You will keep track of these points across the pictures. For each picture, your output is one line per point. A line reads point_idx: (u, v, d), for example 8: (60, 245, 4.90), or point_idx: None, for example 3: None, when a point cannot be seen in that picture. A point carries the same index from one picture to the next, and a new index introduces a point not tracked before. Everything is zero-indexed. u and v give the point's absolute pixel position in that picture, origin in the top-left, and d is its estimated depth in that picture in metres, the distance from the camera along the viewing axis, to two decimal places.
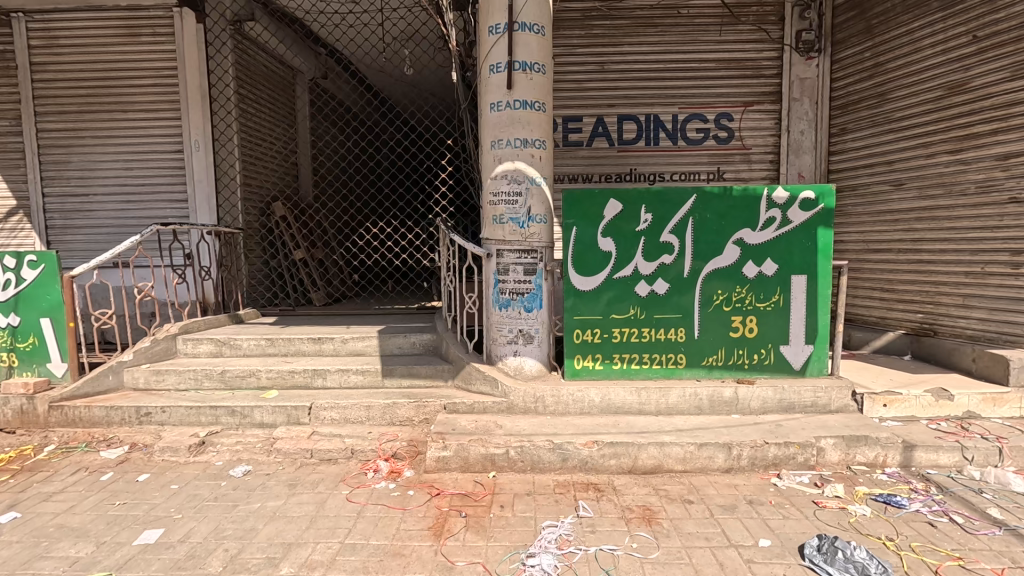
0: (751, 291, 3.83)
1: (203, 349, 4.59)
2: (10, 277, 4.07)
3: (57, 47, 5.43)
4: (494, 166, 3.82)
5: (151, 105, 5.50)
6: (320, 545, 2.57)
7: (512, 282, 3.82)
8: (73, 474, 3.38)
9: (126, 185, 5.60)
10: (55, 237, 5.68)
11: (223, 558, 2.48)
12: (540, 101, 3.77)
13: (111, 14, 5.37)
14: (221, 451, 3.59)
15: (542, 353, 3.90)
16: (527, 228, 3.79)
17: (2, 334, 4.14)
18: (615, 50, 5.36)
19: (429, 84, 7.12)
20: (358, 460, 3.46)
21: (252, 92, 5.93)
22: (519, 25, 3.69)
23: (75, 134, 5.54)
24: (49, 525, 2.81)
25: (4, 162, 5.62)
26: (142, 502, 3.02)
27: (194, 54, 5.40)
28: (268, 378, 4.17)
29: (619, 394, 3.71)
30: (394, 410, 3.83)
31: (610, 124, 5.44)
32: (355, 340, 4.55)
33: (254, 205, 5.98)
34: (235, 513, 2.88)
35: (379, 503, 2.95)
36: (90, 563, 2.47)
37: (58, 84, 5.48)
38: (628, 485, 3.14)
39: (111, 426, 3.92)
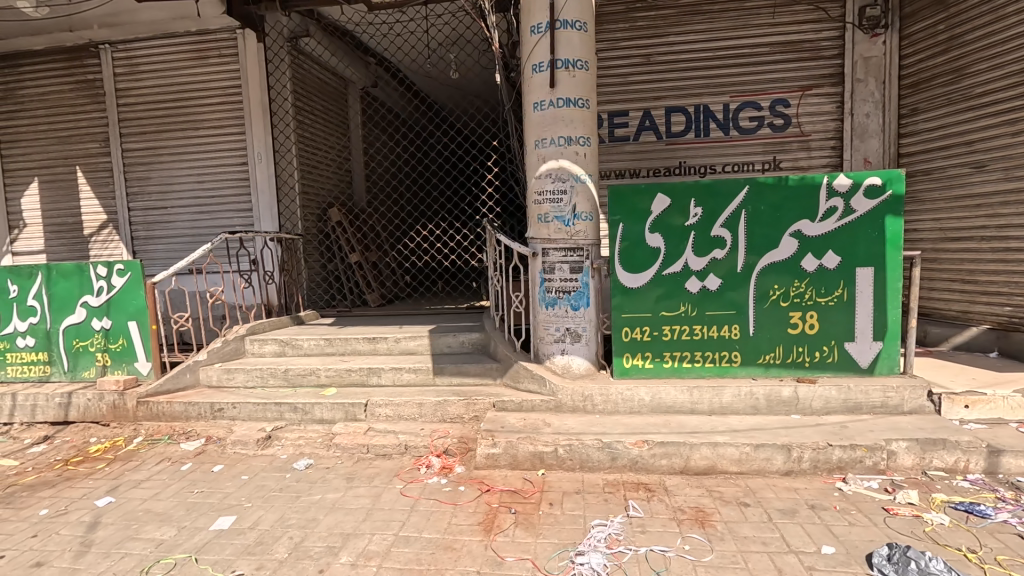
0: (811, 286, 3.63)
1: (268, 349, 4.88)
2: (103, 284, 4.50)
3: (138, 73, 5.94)
4: (538, 165, 3.83)
5: (219, 122, 5.91)
6: (376, 537, 2.68)
7: (558, 281, 3.82)
8: (157, 464, 3.70)
9: (199, 198, 6.05)
10: (139, 247, 6.21)
11: (288, 544, 2.65)
12: (584, 98, 3.75)
13: (182, 39, 5.81)
14: (286, 445, 3.82)
15: (590, 352, 3.88)
16: (573, 226, 3.78)
17: (97, 336, 4.59)
18: (662, 41, 5.23)
19: (474, 86, 7.23)
20: (411, 456, 3.58)
21: (308, 103, 6.24)
22: (560, 23, 3.68)
23: (155, 152, 6.04)
24: (139, 509, 3.09)
25: (95, 181, 6.20)
26: (217, 490, 3.27)
27: (255, 71, 5.74)
28: (327, 376, 4.38)
29: (670, 393, 3.63)
30: (445, 407, 3.93)
31: (657, 117, 5.32)
32: (407, 339, 4.70)
33: (312, 212, 6.29)
34: (298, 503, 3.06)
35: (432, 498, 3.04)
36: (173, 546, 2.69)
37: (140, 107, 5.99)
38: (680, 486, 3.07)
39: (190, 421, 4.25)
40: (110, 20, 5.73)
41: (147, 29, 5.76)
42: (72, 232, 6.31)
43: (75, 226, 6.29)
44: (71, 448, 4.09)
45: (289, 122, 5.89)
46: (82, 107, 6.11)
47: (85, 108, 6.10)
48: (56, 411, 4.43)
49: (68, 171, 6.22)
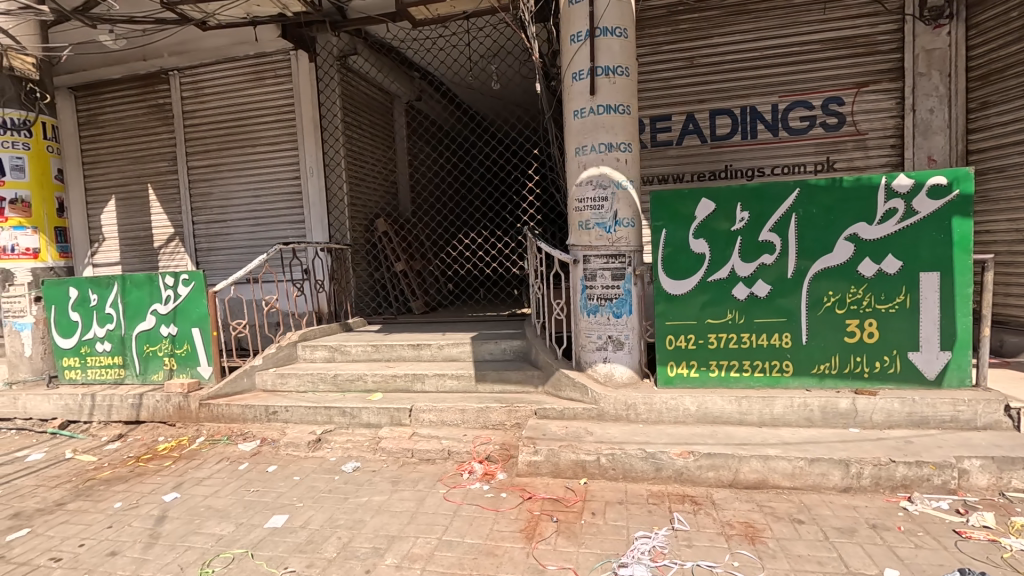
0: (869, 292, 3.45)
1: (319, 355, 5.09)
2: (170, 293, 4.83)
3: (203, 96, 6.36)
4: (579, 173, 3.83)
5: (274, 139, 6.24)
6: (420, 540, 2.73)
7: (600, 288, 3.80)
8: (217, 463, 3.91)
9: (256, 211, 6.39)
10: (202, 258, 6.62)
11: (337, 544, 2.74)
12: (624, 104, 3.73)
13: (241, 62, 6.18)
14: (335, 448, 3.96)
15: (633, 360, 3.82)
16: (615, 233, 3.75)
17: (164, 342, 4.93)
18: (705, 43, 5.13)
19: (515, 95, 7.33)
20: (454, 461, 3.63)
21: (356, 118, 6.48)
22: (600, 31, 3.69)
23: (216, 169, 6.43)
24: (201, 505, 3.28)
25: (164, 197, 6.67)
26: (271, 490, 3.43)
27: (308, 90, 6.03)
28: (374, 382, 4.52)
29: (717, 402, 3.53)
30: (487, 413, 3.96)
31: (701, 121, 5.21)
32: (450, 346, 4.78)
33: (360, 223, 6.52)
34: (346, 504, 3.16)
35: (474, 503, 3.08)
36: (231, 541, 2.84)
37: (204, 128, 6.42)
38: (728, 499, 2.97)
39: (247, 422, 4.47)
40: (178, 48, 6.18)
41: (210, 54, 6.18)
42: (144, 245, 6.80)
43: (146, 239, 6.79)
44: (142, 446, 4.39)
45: (339, 137, 6.15)
46: (153, 129, 6.60)
47: (156, 131, 6.59)
48: (129, 411, 4.77)
49: (141, 189, 6.72)
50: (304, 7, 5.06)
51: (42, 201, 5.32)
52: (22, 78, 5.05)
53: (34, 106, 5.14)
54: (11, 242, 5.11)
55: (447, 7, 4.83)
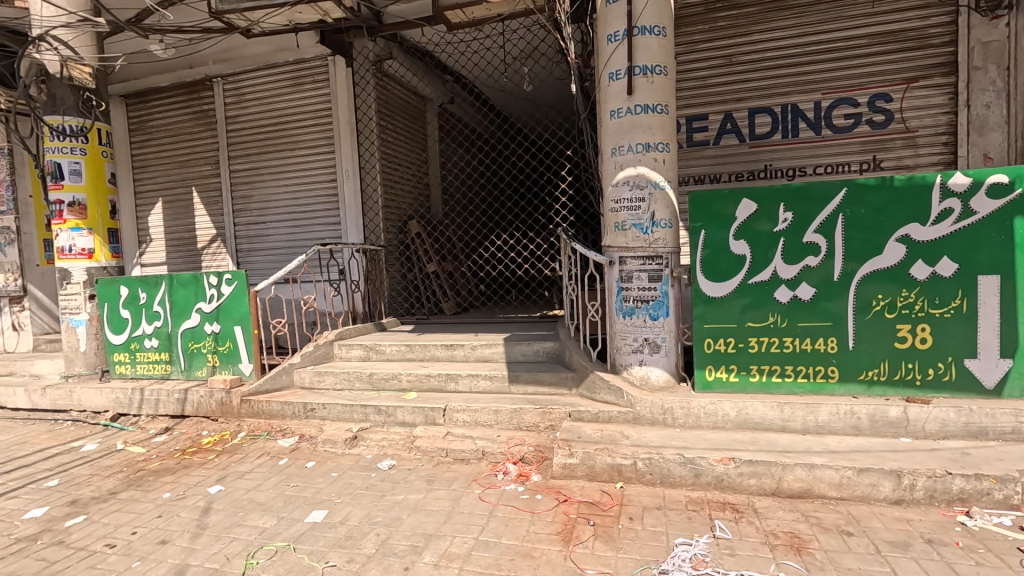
0: (922, 295, 3.30)
1: (354, 354, 5.18)
2: (214, 293, 5.00)
3: (245, 102, 6.57)
4: (615, 173, 3.80)
5: (312, 143, 6.40)
6: (457, 539, 2.74)
7: (636, 290, 3.75)
8: (258, 458, 4.02)
9: (294, 213, 6.56)
10: (242, 258, 6.83)
11: (375, 541, 2.77)
12: (662, 103, 3.68)
13: (281, 68, 6.36)
14: (370, 446, 4.02)
15: (669, 363, 3.76)
16: (652, 234, 3.70)
17: (208, 339, 5.10)
18: (744, 40, 5.02)
19: (548, 96, 7.33)
20: (489, 462, 3.64)
21: (391, 121, 6.59)
22: (638, 30, 3.64)
23: (256, 172, 6.63)
24: (243, 498, 3.38)
25: (208, 200, 6.91)
26: (310, 485, 3.50)
27: (344, 94, 6.15)
28: (408, 381, 4.57)
29: (758, 409, 3.43)
30: (521, 415, 3.96)
31: (739, 119, 5.10)
32: (482, 347, 4.80)
33: (393, 224, 6.62)
34: (383, 502, 3.20)
35: (509, 504, 3.07)
36: (274, 534, 2.91)
37: (245, 132, 6.62)
38: (771, 508, 2.89)
39: (285, 419, 4.58)
40: (222, 56, 6.41)
41: (252, 61, 6.38)
42: (189, 246, 7.06)
43: (190, 240, 7.04)
44: (187, 439, 4.56)
45: (374, 140, 6.26)
46: (198, 134, 6.85)
47: (200, 136, 6.84)
48: (174, 406, 4.95)
49: (186, 192, 6.98)
50: (344, 13, 5.16)
51: (97, 204, 5.44)
52: (80, 87, 5.28)
53: (90, 113, 5.35)
54: (70, 243, 5.34)
55: (483, 10, 4.84)
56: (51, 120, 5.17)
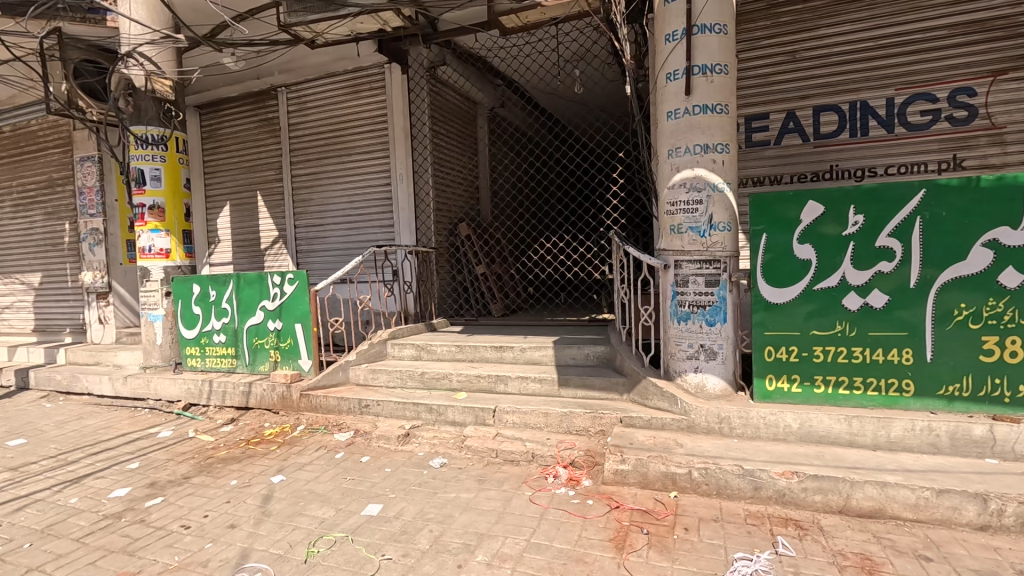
0: (1012, 305, 3.05)
1: (406, 353, 5.32)
2: (277, 292, 5.25)
3: (306, 109, 6.88)
4: (672, 175, 3.72)
5: (368, 148, 6.62)
6: (509, 540, 2.76)
7: (692, 295, 3.65)
8: (317, 450, 4.19)
9: (350, 216, 6.81)
10: (302, 259, 7.15)
11: (429, 537, 2.83)
12: (722, 103, 3.58)
13: (341, 77, 6.62)
14: (422, 443, 4.11)
15: (726, 371, 3.64)
16: (709, 237, 3.60)
17: (271, 336, 5.36)
18: (809, 36, 4.80)
19: (598, 97, 7.27)
20: (539, 464, 3.64)
21: (443, 126, 6.73)
22: (698, 28, 3.55)
23: (316, 177, 6.93)
24: (304, 488, 3.53)
25: (271, 203, 7.28)
26: (365, 479, 3.62)
27: (400, 101, 6.32)
28: (458, 381, 4.64)
29: (823, 421, 3.27)
30: (571, 419, 3.93)
31: (802, 118, 4.89)
32: (532, 349, 4.81)
33: (444, 227, 6.75)
34: (436, 499, 3.26)
35: (561, 508, 3.06)
36: (332, 525, 3.02)
37: (306, 139, 6.94)
38: (838, 527, 2.74)
39: (341, 414, 4.75)
40: (286, 67, 6.74)
41: (314, 71, 6.67)
42: (253, 247, 7.46)
43: (254, 241, 7.44)
44: (251, 430, 4.81)
45: (427, 145, 6.40)
46: (263, 141, 7.23)
47: (265, 143, 7.21)
48: (239, 398, 5.24)
49: (251, 196, 7.38)
50: (402, 22, 5.31)
51: (174, 207, 5.82)
52: (162, 100, 5.68)
53: (170, 123, 5.77)
54: (150, 243, 5.74)
55: (538, 14, 4.86)
56: (138, 130, 5.61)
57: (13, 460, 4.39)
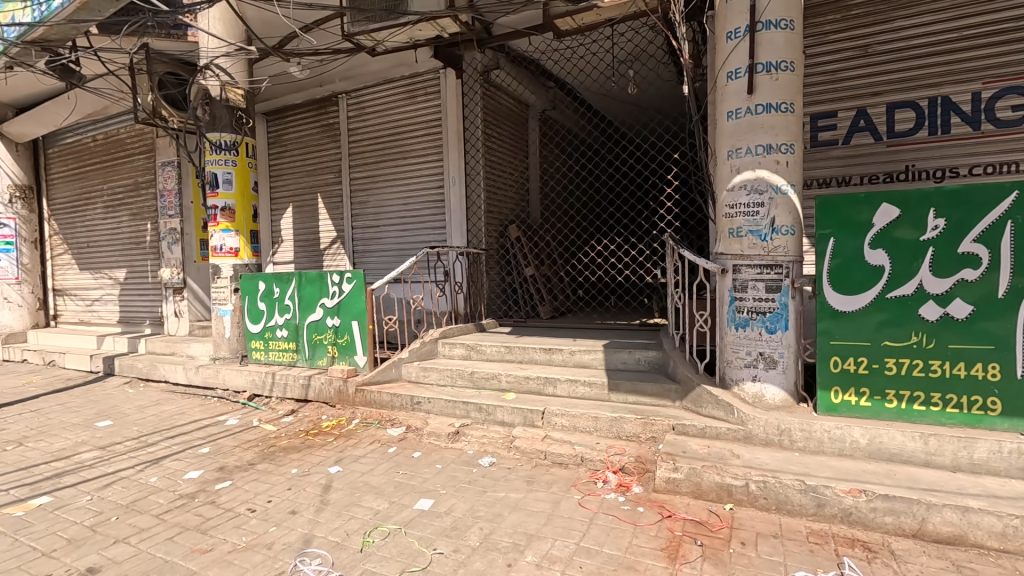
0: None
1: (457, 352, 5.42)
2: (336, 290, 5.48)
3: (365, 114, 7.14)
4: (731, 176, 3.61)
5: (422, 151, 6.78)
6: (558, 542, 2.76)
7: (750, 300, 3.53)
8: (371, 444, 4.34)
9: (404, 218, 7.01)
10: (358, 259, 7.43)
11: (479, 534, 2.87)
12: (787, 101, 3.43)
13: (398, 82, 6.83)
14: (472, 442, 4.18)
15: (787, 381, 3.48)
16: (771, 241, 3.46)
17: (330, 332, 5.60)
18: (884, 28, 4.53)
19: (653, 95, 7.15)
20: (588, 468, 3.61)
21: (496, 129, 6.80)
22: (762, 25, 3.43)
23: (373, 180, 7.18)
24: (360, 480, 3.67)
25: (330, 205, 7.60)
26: (417, 474, 3.71)
27: (454, 105, 6.44)
28: (508, 382, 4.68)
29: (895, 438, 3.08)
30: (621, 424, 3.88)
31: (875, 116, 4.61)
32: (581, 353, 4.78)
33: (494, 229, 6.82)
34: (486, 497, 3.31)
35: (611, 513, 3.03)
36: (386, 517, 3.12)
37: (365, 143, 7.20)
38: (911, 552, 2.57)
39: (394, 409, 4.89)
40: (347, 74, 7.02)
41: (373, 77, 6.91)
42: (313, 246, 7.81)
43: (314, 242, 7.79)
44: (309, 422, 5.04)
45: (479, 148, 6.49)
46: (324, 146, 7.56)
47: (326, 147, 7.54)
48: (299, 390, 5.49)
49: (312, 198, 7.73)
50: (459, 28, 5.43)
51: (243, 208, 6.18)
52: (234, 108, 6.05)
53: (241, 129, 6.13)
54: (221, 242, 6.12)
55: (593, 16, 4.85)
56: (213, 136, 6.00)
57: (101, 439, 4.80)
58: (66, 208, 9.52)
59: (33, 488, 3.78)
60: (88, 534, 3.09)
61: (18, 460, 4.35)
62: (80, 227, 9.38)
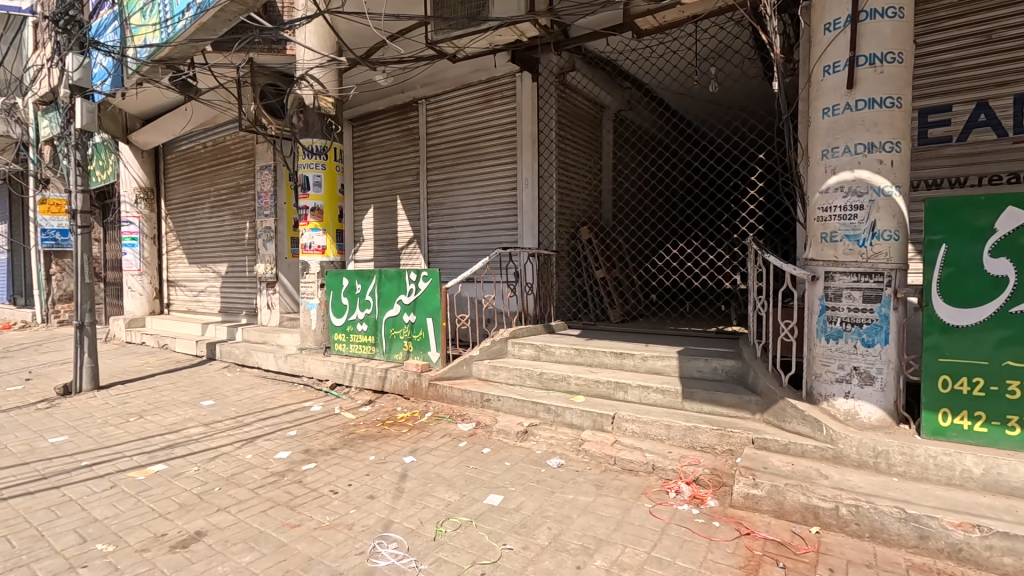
0: None
1: (526, 352, 5.47)
2: (413, 288, 5.71)
3: (443, 119, 7.40)
4: (826, 178, 3.39)
5: (497, 154, 6.90)
6: (629, 549, 2.72)
7: (845, 311, 3.29)
8: (442, 437, 4.48)
9: (478, 219, 7.17)
10: (433, 258, 7.70)
11: (548, 534, 2.89)
12: (893, 96, 3.17)
13: (475, 86, 7.00)
14: (540, 442, 4.20)
15: (886, 400, 3.20)
16: (870, 247, 3.20)
17: (406, 327, 5.84)
18: (1014, 11, 4.05)
19: (735, 90, 6.84)
20: (659, 477, 3.52)
21: (570, 130, 6.79)
22: (865, 15, 3.19)
23: (449, 182, 7.40)
24: (433, 470, 3.81)
25: (408, 206, 7.93)
26: (487, 469, 3.79)
27: (529, 107, 6.49)
28: (577, 385, 4.65)
29: (1017, 470, 2.76)
30: (695, 433, 3.74)
31: (998, 109, 4.12)
32: (653, 359, 4.66)
33: (566, 230, 6.80)
34: (555, 498, 3.32)
35: (684, 525, 2.94)
36: (457, 509, 3.22)
37: (442, 146, 7.44)
38: None
39: (465, 405, 5.02)
40: (427, 80, 7.29)
41: (452, 83, 7.13)
42: (391, 246, 8.18)
43: (392, 242, 8.17)
44: (385, 412, 5.29)
45: (553, 150, 6.49)
46: (404, 149, 7.90)
47: (405, 151, 7.88)
48: (376, 381, 5.78)
49: (392, 199, 8.11)
50: (539, 32, 5.51)
51: (330, 209, 6.58)
52: (326, 115, 6.46)
53: (330, 135, 6.55)
54: (310, 241, 6.57)
55: (676, 13, 4.73)
56: (305, 142, 6.46)
57: (205, 417, 5.31)
58: (179, 208, 10.63)
59: (151, 456, 4.26)
60: (196, 501, 3.44)
61: (138, 430, 4.91)
62: (190, 225, 10.43)
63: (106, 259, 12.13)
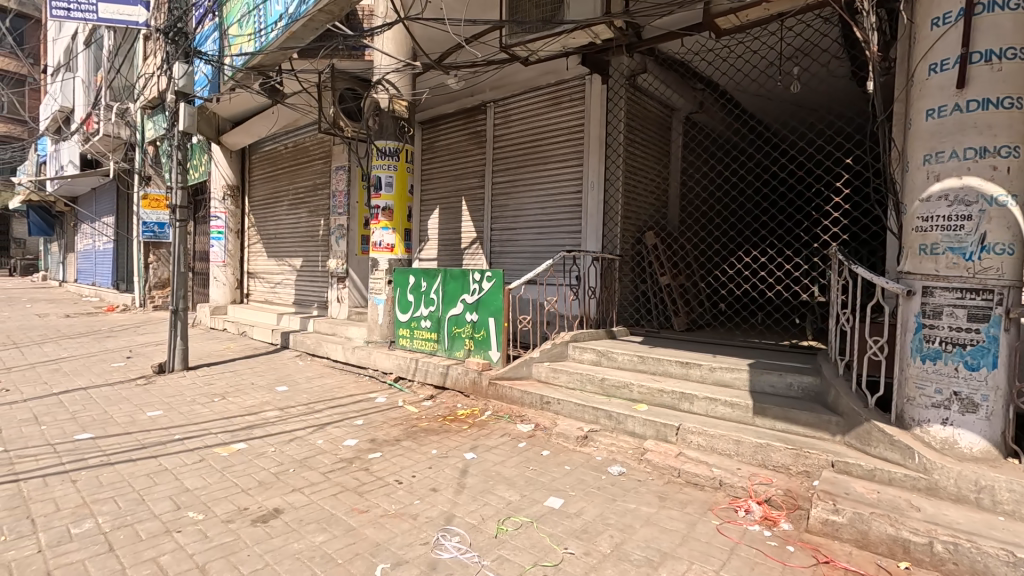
0: None
1: (587, 356, 5.44)
2: (476, 288, 5.80)
3: (510, 121, 7.48)
4: (928, 185, 3.13)
5: (563, 156, 6.88)
6: (695, 566, 2.63)
7: (945, 330, 3.01)
8: (502, 437, 4.52)
9: (541, 221, 7.19)
10: (495, 259, 7.80)
11: (610, 542, 2.85)
12: (1011, 96, 2.88)
13: (544, 89, 7.02)
14: (600, 448, 4.15)
15: (991, 430, 2.91)
16: (978, 261, 2.92)
17: (469, 325, 5.95)
18: None
19: (819, 88, 6.47)
20: (727, 494, 3.37)
21: (638, 133, 6.67)
22: (982, 7, 2.92)
23: (514, 185, 7.47)
24: (492, 468, 3.85)
25: (472, 207, 8.08)
26: (547, 472, 3.78)
27: (598, 110, 6.42)
28: (640, 392, 4.55)
29: None
30: (767, 451, 3.56)
31: None
32: (722, 370, 4.48)
33: (630, 234, 6.68)
34: (616, 505, 3.27)
35: (754, 547, 2.80)
36: (518, 508, 3.24)
37: (508, 149, 7.53)
38: None
39: (524, 406, 5.04)
40: (497, 84, 7.41)
41: (520, 86, 7.22)
42: (455, 246, 8.37)
43: (456, 242, 8.35)
44: (446, 408, 5.41)
45: (621, 153, 6.40)
46: (470, 152, 8.06)
47: (472, 153, 8.03)
48: (437, 377, 5.92)
49: (457, 201, 8.29)
50: (612, 33, 5.48)
51: (400, 208, 6.81)
52: (399, 118, 6.67)
53: (403, 137, 6.78)
54: (380, 239, 6.83)
55: (761, 11, 4.54)
56: (379, 143, 6.72)
57: (280, 401, 5.65)
58: (261, 204, 11.37)
59: (233, 435, 4.58)
60: (274, 480, 3.66)
61: (222, 410, 5.30)
62: (269, 221, 11.13)
63: (196, 251, 13.20)
